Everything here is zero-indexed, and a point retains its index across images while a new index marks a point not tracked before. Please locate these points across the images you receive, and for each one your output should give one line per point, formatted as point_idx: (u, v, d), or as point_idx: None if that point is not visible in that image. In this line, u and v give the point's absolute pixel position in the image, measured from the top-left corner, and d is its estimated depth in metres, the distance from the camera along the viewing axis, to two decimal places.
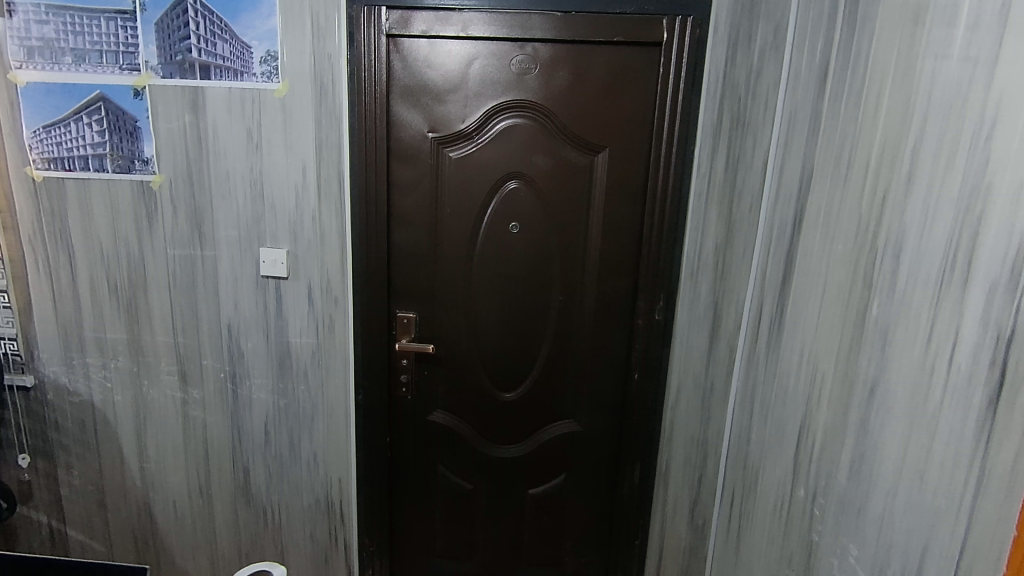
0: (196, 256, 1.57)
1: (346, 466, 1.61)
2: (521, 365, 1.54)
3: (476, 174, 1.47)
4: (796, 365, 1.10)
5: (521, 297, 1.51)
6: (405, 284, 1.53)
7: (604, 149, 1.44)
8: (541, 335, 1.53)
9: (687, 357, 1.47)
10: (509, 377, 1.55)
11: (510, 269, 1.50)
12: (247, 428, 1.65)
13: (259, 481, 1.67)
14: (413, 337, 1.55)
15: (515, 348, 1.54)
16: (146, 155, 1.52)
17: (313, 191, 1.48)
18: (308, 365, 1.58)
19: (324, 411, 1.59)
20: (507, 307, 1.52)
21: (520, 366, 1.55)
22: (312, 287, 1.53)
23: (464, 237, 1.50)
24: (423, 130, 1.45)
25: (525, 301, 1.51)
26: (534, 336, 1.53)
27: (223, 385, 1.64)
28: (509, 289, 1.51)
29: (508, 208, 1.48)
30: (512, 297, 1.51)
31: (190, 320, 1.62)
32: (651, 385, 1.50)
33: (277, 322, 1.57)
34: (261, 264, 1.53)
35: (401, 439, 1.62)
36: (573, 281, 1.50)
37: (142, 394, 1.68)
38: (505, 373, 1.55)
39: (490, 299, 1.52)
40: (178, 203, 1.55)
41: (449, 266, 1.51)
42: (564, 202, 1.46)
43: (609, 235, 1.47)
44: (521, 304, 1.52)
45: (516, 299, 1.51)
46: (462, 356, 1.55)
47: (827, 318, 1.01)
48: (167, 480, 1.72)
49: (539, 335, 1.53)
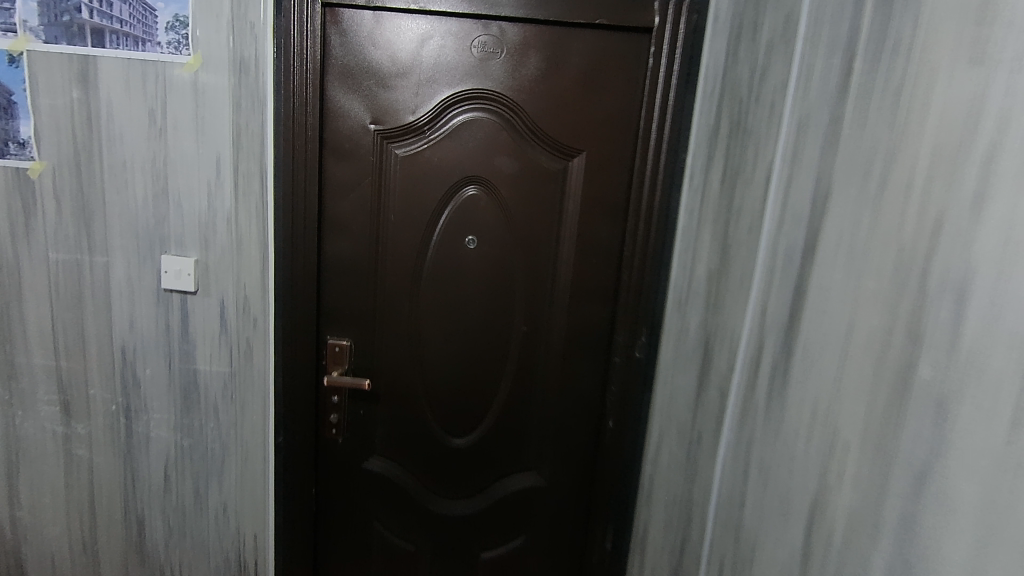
0: (83, 263, 1.29)
1: (262, 520, 1.34)
2: (475, 406, 1.30)
3: (428, 177, 1.23)
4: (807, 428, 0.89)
5: (477, 325, 1.28)
6: (338, 305, 1.28)
7: (580, 153, 1.22)
8: (499, 370, 1.29)
9: (670, 401, 1.25)
10: (459, 420, 1.31)
11: (464, 292, 1.27)
12: (143, 472, 1.36)
13: (156, 536, 1.38)
14: (348, 367, 1.29)
15: (468, 385, 1.30)
16: (22, 136, 1.24)
17: (228, 189, 1.22)
18: (218, 399, 1.31)
19: (238, 454, 1.33)
20: (460, 336, 1.28)
21: (475, 406, 1.30)
22: (225, 304, 1.27)
23: (412, 251, 1.26)
24: (365, 120, 1.21)
25: (480, 330, 1.28)
26: (490, 371, 1.29)
27: (114, 419, 1.35)
28: (463, 314, 1.27)
29: (463, 219, 1.24)
30: (466, 325, 1.28)
31: (74, 339, 1.33)
32: (627, 431, 1.28)
33: (182, 346, 1.30)
34: (164, 275, 1.26)
35: (331, 488, 1.35)
36: (539, 308, 1.27)
37: (15, 427, 1.38)
38: (455, 415, 1.31)
39: (440, 325, 1.28)
40: (62, 197, 1.27)
41: (392, 285, 1.27)
42: (531, 215, 1.24)
43: (584, 256, 1.25)
44: (476, 333, 1.28)
45: (471, 327, 1.28)
46: (405, 393, 1.30)
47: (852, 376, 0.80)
48: (44, 533, 1.42)
49: (496, 370, 1.29)
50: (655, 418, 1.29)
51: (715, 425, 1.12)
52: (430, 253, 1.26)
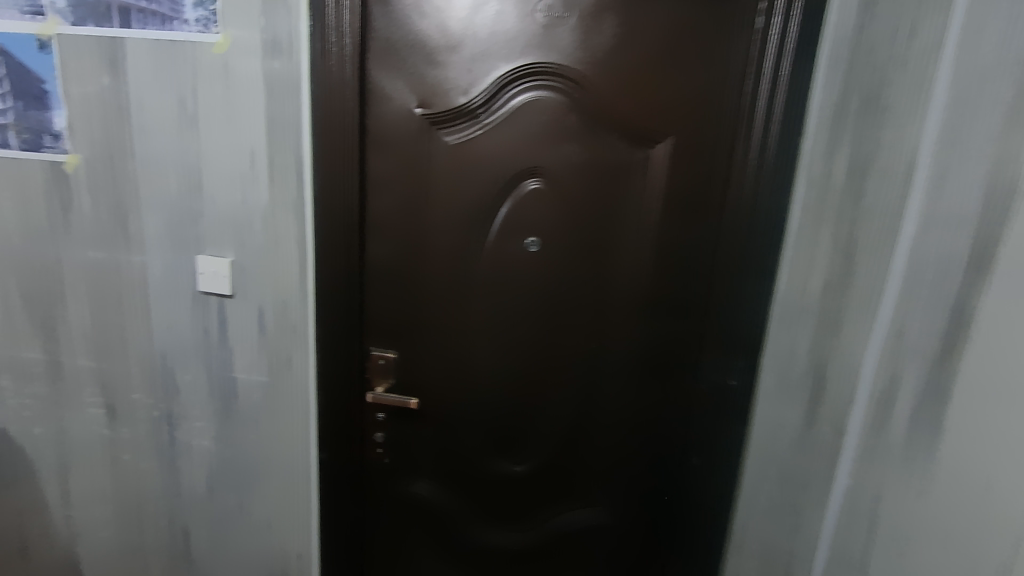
0: (121, 262, 1.21)
1: (305, 539, 1.26)
2: (534, 430, 1.15)
3: (482, 170, 1.06)
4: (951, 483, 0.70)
5: (538, 339, 1.11)
6: (383, 313, 1.15)
7: (664, 139, 1.00)
8: (562, 392, 1.13)
9: (770, 441, 1.02)
10: (516, 445, 1.16)
11: (523, 301, 1.10)
12: (186, 480, 1.30)
13: (201, 546, 1.33)
14: (394, 381, 1.17)
15: (526, 406, 1.14)
16: (56, 128, 1.17)
17: (263, 184, 1.10)
18: (258, 411, 1.22)
19: (280, 469, 1.24)
20: (517, 351, 1.12)
21: (533, 430, 1.15)
22: (263, 310, 1.16)
23: (463, 254, 1.10)
24: (411, 104, 1.05)
25: (540, 345, 1.11)
26: (551, 392, 1.13)
27: (156, 426, 1.28)
28: (521, 327, 1.11)
29: (523, 218, 1.07)
30: (525, 339, 1.12)
31: (115, 341, 1.26)
32: (714, 474, 1.07)
33: (220, 353, 1.21)
34: (199, 277, 1.17)
35: (377, 510, 1.25)
36: (609, 322, 1.08)
37: (63, 427, 1.34)
38: (511, 438, 1.16)
39: (495, 338, 1.12)
40: (98, 192, 1.19)
41: (442, 292, 1.12)
42: (603, 214, 1.04)
43: (666, 262, 1.04)
44: (536, 348, 1.12)
45: (530, 341, 1.11)
46: (456, 411, 1.16)
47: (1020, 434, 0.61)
48: (95, 534, 1.39)
49: (558, 392, 1.13)
50: (750, 462, 1.05)
51: (825, 467, 0.95)
52: (485, 256, 1.10)
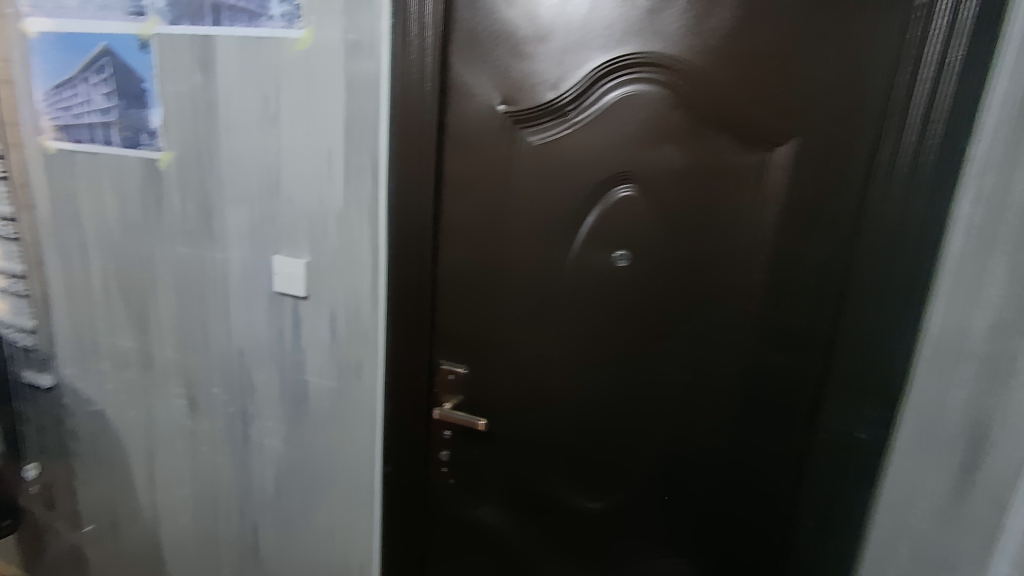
0: (205, 257, 1.23)
1: (367, 551, 1.22)
2: (613, 464, 1.03)
3: (569, 174, 0.96)
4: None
5: (622, 364, 0.99)
6: (455, 325, 1.08)
7: (786, 141, 0.84)
8: (647, 426, 1.00)
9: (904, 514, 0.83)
10: (593, 479, 1.05)
11: (608, 322, 0.99)
12: (257, 477, 1.30)
13: (268, 544, 1.32)
14: (464, 398, 1.10)
15: (605, 437, 1.03)
16: (152, 126, 1.20)
17: (339, 185, 1.07)
18: (327, 415, 1.19)
19: (345, 476, 1.21)
20: (599, 375, 1.01)
21: (611, 464, 1.04)
22: (334, 313, 1.13)
23: (544, 266, 1.00)
24: (494, 100, 0.97)
25: (625, 370, 0.99)
26: (635, 425, 1.01)
27: (232, 421, 1.29)
28: (604, 349, 1.00)
29: (612, 228, 0.95)
30: (607, 362, 1.00)
31: (197, 336, 1.28)
32: (829, 541, 0.90)
33: (293, 354, 1.19)
34: (275, 277, 1.16)
35: (439, 531, 1.18)
36: (707, 351, 0.94)
37: (151, 414, 1.39)
38: (588, 470, 1.05)
39: (575, 359, 1.02)
40: (187, 188, 1.21)
41: (518, 306, 1.03)
42: (705, 227, 0.90)
43: (779, 286, 0.88)
44: (619, 374, 1.00)
45: (613, 366, 1.00)
46: (528, 435, 1.08)
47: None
48: (175, 519, 1.43)
49: (642, 426, 1.00)
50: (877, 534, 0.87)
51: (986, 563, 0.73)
52: (567, 269, 0.99)
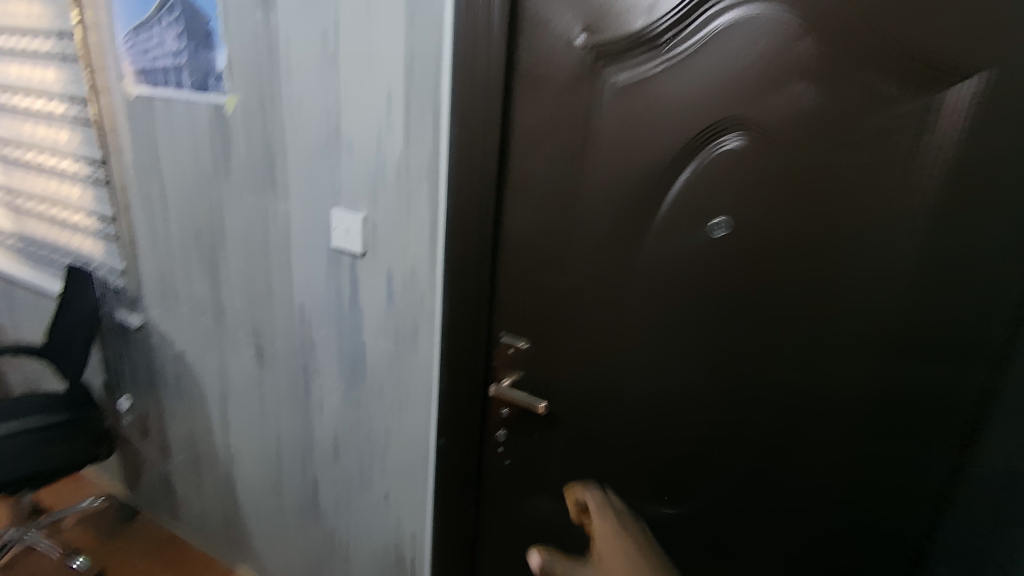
0: (269, 209, 1.19)
1: (420, 520, 1.18)
2: (692, 468, 0.89)
3: (659, 122, 0.79)
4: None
5: (711, 354, 0.83)
6: (519, 295, 0.96)
7: (964, 79, 0.62)
8: (737, 429, 0.84)
9: None
10: (667, 481, 0.92)
11: (696, 303, 0.83)
12: (317, 434, 1.29)
13: (327, 500, 1.33)
14: (522, 373, 1.00)
15: (685, 435, 0.89)
16: (219, 69, 1.15)
17: (399, 133, 0.97)
18: (385, 380, 1.14)
19: (401, 443, 1.16)
20: (681, 363, 0.86)
21: (690, 468, 0.90)
22: (392, 273, 1.06)
23: (623, 234, 0.85)
24: (574, 31, 0.81)
25: (713, 361, 0.83)
26: (721, 425, 0.85)
27: (294, 376, 1.28)
28: (689, 335, 0.84)
29: (708, 191, 0.78)
30: (693, 350, 0.85)
31: (262, 288, 1.26)
32: None
33: (351, 313, 1.14)
34: (334, 232, 1.10)
35: (494, 512, 1.11)
36: (822, 349, 0.76)
37: (223, 361, 1.41)
38: (663, 470, 0.92)
39: (653, 343, 0.88)
40: (251, 135, 1.16)
41: (590, 278, 0.89)
42: (834, 192, 0.70)
43: (930, 275, 0.68)
44: (705, 365, 0.84)
45: (699, 355, 0.84)
46: (595, 421, 0.96)
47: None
48: (246, 464, 1.47)
49: (730, 428, 0.85)
50: None
51: None
52: (650, 239, 0.83)
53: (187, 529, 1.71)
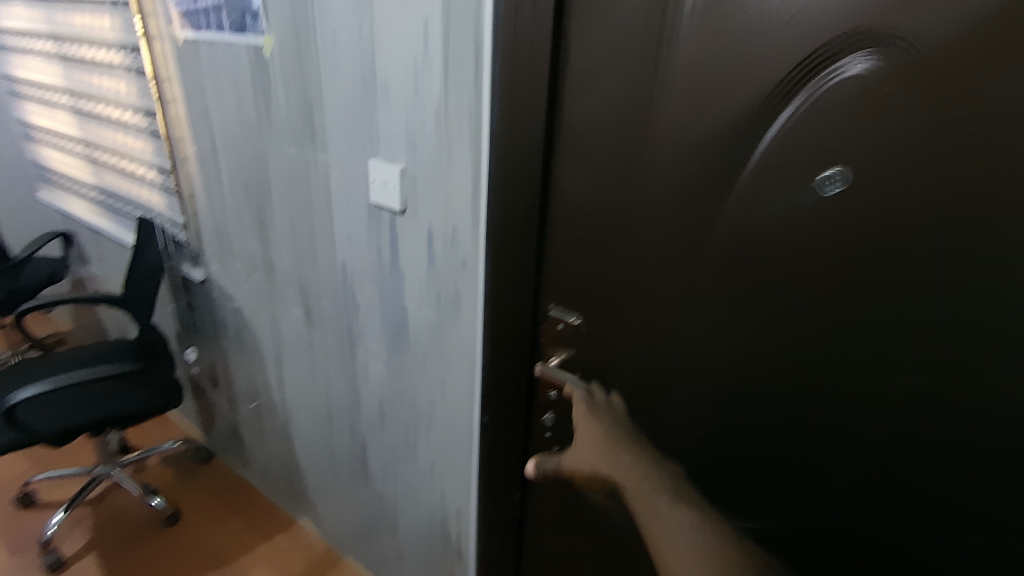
0: (310, 161, 1.10)
1: (465, 498, 1.11)
2: (772, 481, 0.73)
3: (754, 42, 0.59)
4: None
5: (807, 346, 0.65)
6: (571, 263, 0.82)
7: None
8: (837, 440, 0.66)
9: None
10: (740, 491, 0.76)
11: (791, 281, 0.65)
12: (364, 399, 1.24)
13: (375, 466, 1.29)
14: (572, 352, 0.87)
15: (767, 441, 0.72)
16: (254, 6, 1.05)
17: (437, 71, 0.83)
18: (427, 349, 1.05)
19: (445, 417, 1.08)
20: (766, 354, 0.69)
21: (772, 479, 0.73)
22: (432, 233, 0.95)
23: (700, 192, 0.68)
24: None
25: (810, 354, 0.65)
26: (816, 434, 0.68)
27: (341, 338, 1.23)
28: (779, 321, 0.67)
29: (818, 136, 0.58)
30: (783, 339, 0.67)
31: (307, 245, 1.20)
32: None
33: (393, 276, 1.05)
34: (372, 187, 1.00)
35: (540, 499, 1.01)
36: (970, 349, 0.55)
37: (276, 320, 1.39)
38: (735, 477, 0.77)
39: (730, 328, 0.71)
40: (289, 80, 1.06)
41: (655, 246, 0.73)
42: (1010, 133, 0.49)
43: None
44: (798, 359, 0.67)
45: (790, 347, 0.67)
46: (656, 411, 0.82)
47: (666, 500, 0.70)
48: (301, 422, 1.46)
49: (827, 438, 0.67)
50: None
51: None
52: (734, 198, 0.66)
53: (256, 477, 1.77)
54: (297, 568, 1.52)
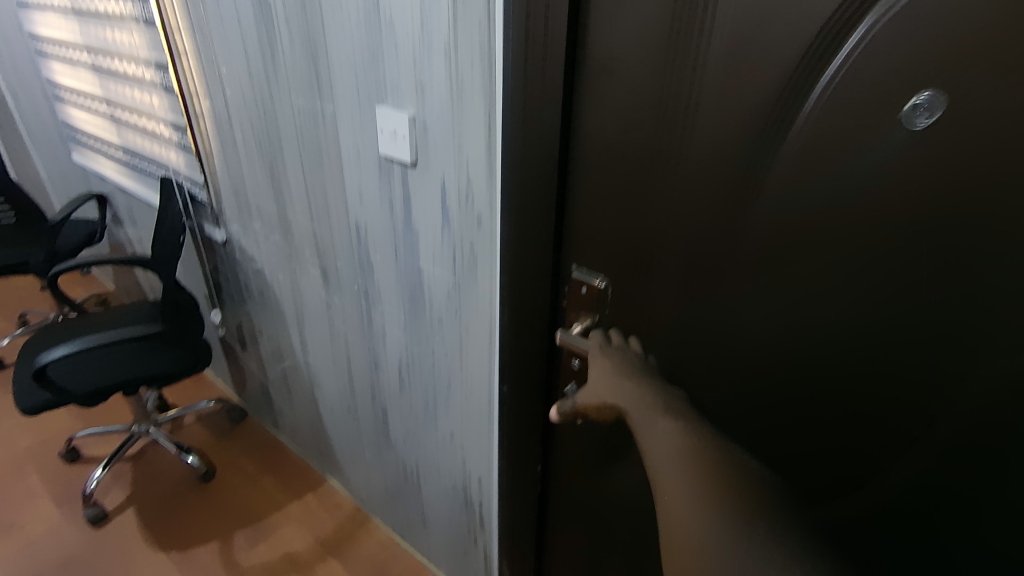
0: (317, 111, 1.03)
1: (487, 467, 1.07)
2: (830, 455, 0.67)
3: None
4: (702, 545, 0.41)
5: (879, 312, 0.57)
6: (596, 220, 0.73)
7: None
8: (909, 415, 0.59)
9: None
10: (794, 465, 0.70)
11: (860, 235, 0.55)
12: (383, 364, 1.19)
13: (397, 431, 1.25)
14: (597, 319, 0.78)
15: (825, 414, 0.65)
16: None
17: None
18: (444, 313, 0.99)
19: (464, 384, 1.02)
20: (828, 319, 0.61)
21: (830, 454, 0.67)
22: (446, 187, 0.87)
23: (749, 133, 0.57)
24: None
25: (880, 320, 0.57)
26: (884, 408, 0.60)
27: (358, 300, 1.17)
28: (845, 283, 0.58)
29: (903, 59, 0.47)
30: (848, 304, 0.59)
31: (320, 203, 1.13)
32: None
33: (406, 234, 0.98)
34: (381, 137, 0.92)
35: (564, 472, 0.95)
36: None
37: (296, 281, 1.35)
38: (788, 451, 0.70)
39: (785, 289, 0.63)
40: (291, 21, 0.98)
41: (694, 199, 0.64)
42: None
43: None
44: (867, 326, 0.58)
45: (859, 310, 0.58)
46: (696, 380, 0.75)
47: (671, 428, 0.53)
48: (324, 384, 1.44)
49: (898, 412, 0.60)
50: None
51: None
52: (793, 139, 0.56)
53: (286, 437, 1.78)
54: (325, 528, 1.52)
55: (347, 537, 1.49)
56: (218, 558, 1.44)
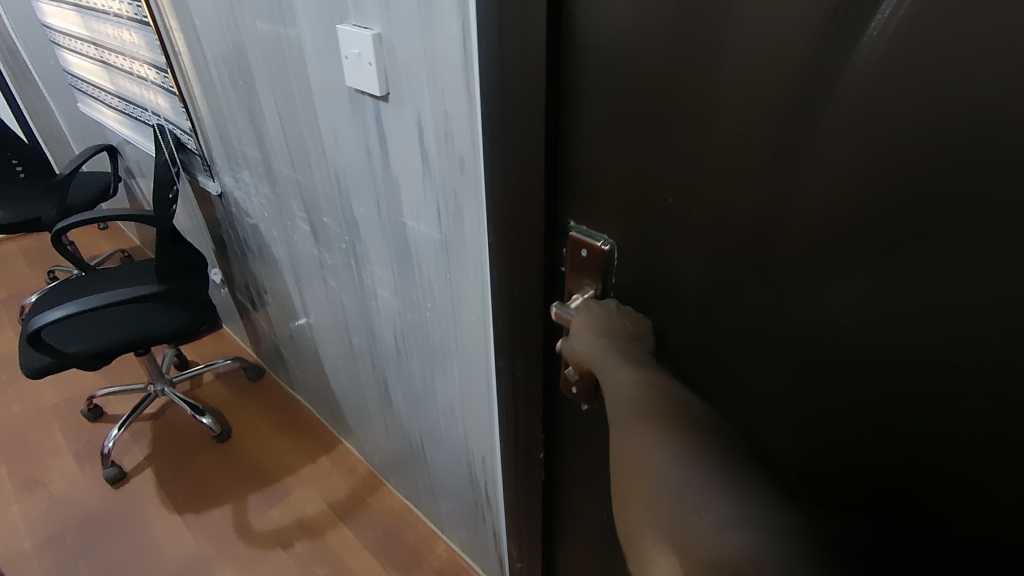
0: (281, 38, 0.87)
1: (490, 448, 0.95)
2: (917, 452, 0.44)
3: None
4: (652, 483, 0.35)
5: (999, 316, 0.36)
6: (598, 161, 0.55)
7: None
8: None
9: None
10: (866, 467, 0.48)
11: (982, 190, 0.34)
12: (379, 329, 1.08)
13: (398, 400, 1.15)
14: (600, 290, 0.62)
15: (898, 433, 0.45)
16: None
17: None
18: (434, 275, 0.85)
19: (460, 355, 0.89)
20: (910, 317, 0.40)
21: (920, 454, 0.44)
22: (424, 127, 0.71)
23: (808, 25, 0.37)
24: None
25: (1002, 319, 0.36)
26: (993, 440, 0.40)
27: (348, 259, 1.05)
28: (946, 268, 0.37)
29: None
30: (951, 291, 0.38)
31: (300, 149, 0.99)
32: None
33: (387, 184, 0.83)
34: (349, 66, 0.75)
35: (570, 462, 0.82)
36: None
37: (288, 237, 1.23)
38: (846, 469, 0.50)
39: (847, 273, 0.43)
40: None
41: (725, 130, 0.45)
42: None
43: None
44: (977, 337, 0.38)
45: (963, 311, 0.38)
46: (727, 365, 0.56)
47: (625, 392, 0.44)
48: (328, 347, 1.35)
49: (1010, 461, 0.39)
50: None
51: None
52: (878, 31, 0.35)
53: (302, 397, 1.72)
54: (338, 492, 1.48)
55: (360, 502, 1.45)
56: (230, 520, 1.42)
